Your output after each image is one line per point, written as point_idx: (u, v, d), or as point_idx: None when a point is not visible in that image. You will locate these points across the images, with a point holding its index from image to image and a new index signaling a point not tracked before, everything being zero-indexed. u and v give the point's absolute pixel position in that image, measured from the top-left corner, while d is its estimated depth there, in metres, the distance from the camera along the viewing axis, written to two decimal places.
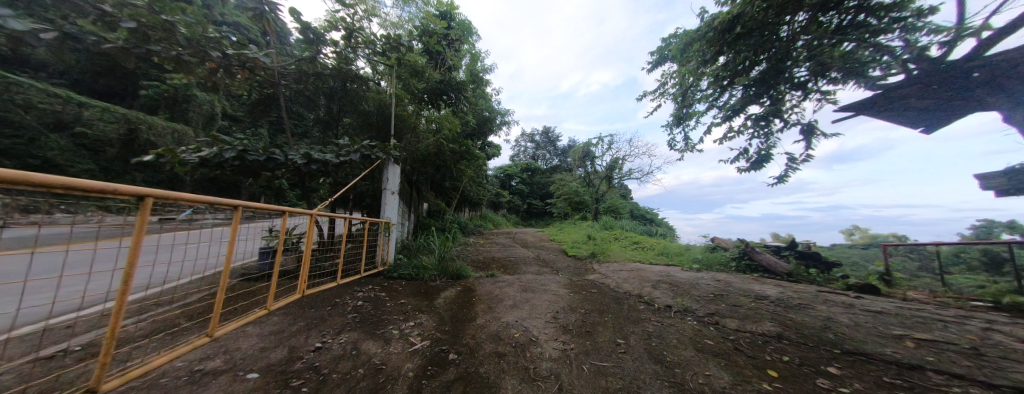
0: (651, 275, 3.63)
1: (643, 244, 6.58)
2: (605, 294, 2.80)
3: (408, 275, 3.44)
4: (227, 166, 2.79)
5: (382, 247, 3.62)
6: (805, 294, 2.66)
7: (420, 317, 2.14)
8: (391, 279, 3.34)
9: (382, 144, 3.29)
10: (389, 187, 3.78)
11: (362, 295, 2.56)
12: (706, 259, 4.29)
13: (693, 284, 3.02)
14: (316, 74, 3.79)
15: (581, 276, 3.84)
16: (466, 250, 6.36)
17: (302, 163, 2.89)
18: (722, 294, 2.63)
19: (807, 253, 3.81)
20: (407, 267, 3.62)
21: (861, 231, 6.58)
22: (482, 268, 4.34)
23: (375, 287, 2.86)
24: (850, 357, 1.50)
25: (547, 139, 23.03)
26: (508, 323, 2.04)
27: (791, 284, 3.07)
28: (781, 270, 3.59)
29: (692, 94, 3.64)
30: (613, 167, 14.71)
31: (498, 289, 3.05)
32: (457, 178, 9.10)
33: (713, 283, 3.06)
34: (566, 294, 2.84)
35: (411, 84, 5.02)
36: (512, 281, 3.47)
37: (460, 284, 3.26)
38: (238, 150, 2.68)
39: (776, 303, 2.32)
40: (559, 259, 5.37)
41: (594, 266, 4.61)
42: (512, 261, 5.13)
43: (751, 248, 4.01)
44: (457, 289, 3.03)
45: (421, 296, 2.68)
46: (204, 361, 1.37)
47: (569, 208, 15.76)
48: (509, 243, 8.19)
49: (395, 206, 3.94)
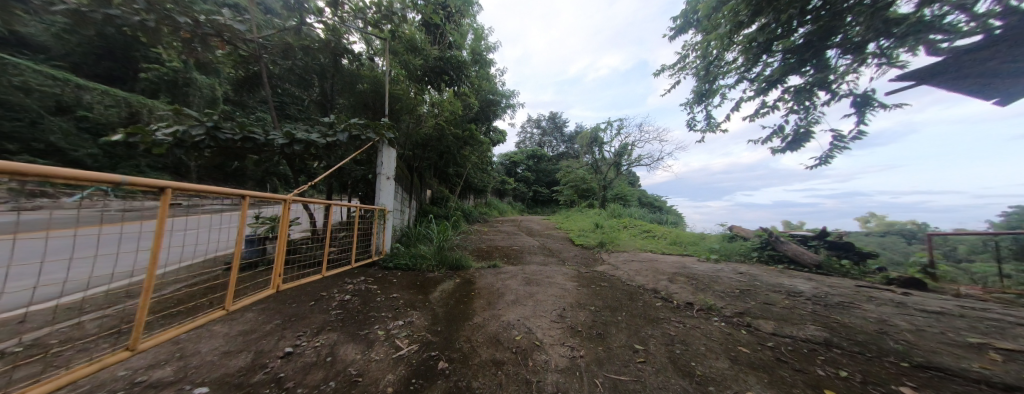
0: (666, 267, 3.35)
1: (653, 233, 6.29)
2: (616, 288, 2.57)
3: (404, 266, 3.23)
4: (202, 146, 2.55)
5: (376, 237, 3.39)
6: (842, 290, 2.37)
7: (410, 315, 1.93)
8: (386, 270, 3.14)
9: (374, 124, 3.00)
10: (383, 171, 3.50)
11: (351, 288, 2.36)
12: (724, 250, 4.01)
13: (715, 277, 2.74)
14: (303, 47, 3.47)
15: (589, 267, 3.61)
16: (469, 238, 6.19)
17: (285, 144, 2.63)
18: (748, 289, 2.36)
19: (838, 243, 3.48)
20: (404, 258, 3.41)
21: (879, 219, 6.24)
22: (484, 258, 4.13)
23: (367, 279, 2.66)
24: (923, 372, 1.20)
25: (553, 125, 22.41)
26: (508, 323, 1.82)
27: (824, 278, 2.78)
28: (809, 262, 3.29)
29: (718, 67, 3.24)
30: (621, 153, 14.22)
31: (499, 282, 2.82)
32: (460, 164, 8.85)
33: (736, 277, 2.78)
34: (573, 287, 2.62)
35: (409, 61, 4.67)
36: (515, 273, 3.24)
37: (459, 276, 3.05)
38: (211, 127, 2.42)
39: (813, 301, 2.04)
40: (566, 249, 5.13)
41: (603, 256, 4.35)
42: (516, 251, 4.91)
43: (775, 238, 3.70)
44: (455, 281, 2.82)
45: (415, 290, 2.47)
46: (151, 370, 1.18)
47: (576, 195, 15.45)
48: (514, 232, 7.98)
49: (390, 192, 3.69)
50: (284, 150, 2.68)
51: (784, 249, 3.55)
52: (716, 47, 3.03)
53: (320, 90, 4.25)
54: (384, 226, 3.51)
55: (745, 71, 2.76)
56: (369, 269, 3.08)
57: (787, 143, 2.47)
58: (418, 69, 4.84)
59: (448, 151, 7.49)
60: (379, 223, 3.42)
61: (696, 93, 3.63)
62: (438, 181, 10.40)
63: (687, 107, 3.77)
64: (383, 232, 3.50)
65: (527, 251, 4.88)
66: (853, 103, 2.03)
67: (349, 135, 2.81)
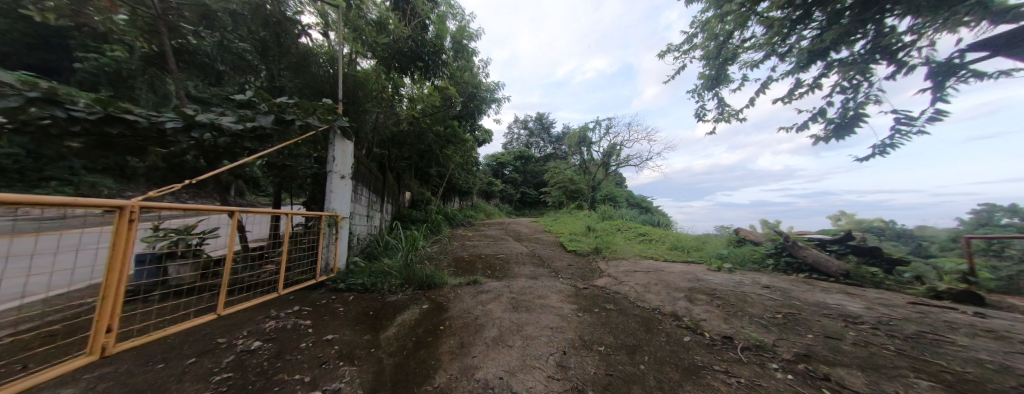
0: (677, 280, 2.85)
1: (650, 237, 5.85)
2: (627, 314, 2.04)
3: (361, 286, 2.58)
4: (41, 131, 1.66)
5: (329, 250, 2.73)
6: (901, 310, 1.93)
7: (341, 375, 1.30)
8: (337, 293, 2.48)
9: (315, 106, 2.30)
10: (336, 166, 2.82)
11: (271, 328, 1.71)
12: (735, 257, 3.58)
13: (743, 296, 2.25)
14: (230, 13, 2.77)
15: (587, 281, 3.07)
16: (451, 246, 5.56)
17: (180, 129, 1.89)
18: (791, 313, 1.88)
19: (862, 248, 3.09)
20: (362, 276, 2.75)
21: (848, 216, 6.24)
22: (464, 271, 3.52)
23: (302, 311, 2.00)
24: None
25: (541, 126, 22.02)
26: (485, 386, 1.22)
27: (866, 293, 2.35)
28: (836, 271, 2.89)
29: (734, 46, 2.83)
30: (610, 154, 13.98)
31: (479, 307, 2.23)
32: (442, 163, 8.18)
33: (767, 294, 2.30)
34: (572, 314, 2.07)
35: (375, 42, 4.01)
36: (500, 292, 2.66)
37: (430, 298, 2.44)
38: (41, 98, 1.51)
39: (886, 332, 1.57)
40: (558, 256, 4.58)
41: (601, 266, 3.83)
42: (501, 260, 4.31)
43: (792, 243, 3.30)
44: (423, 308, 2.20)
45: (365, 325, 1.84)
46: None
47: (565, 197, 15.03)
48: (501, 236, 7.39)
49: (347, 194, 3.02)
50: (184, 137, 1.96)
51: (804, 256, 3.16)
52: (732, 20, 2.61)
53: (265, 74, 3.54)
54: (339, 236, 2.83)
55: (774, 46, 2.31)
56: (313, 292, 2.41)
57: (832, 130, 2.02)
58: (386, 51, 4.18)
59: (427, 149, 6.88)
60: (332, 234, 2.75)
61: (706, 78, 3.21)
62: (418, 183, 9.65)
63: (695, 96, 3.35)
64: (338, 244, 2.83)
65: (514, 260, 4.31)
66: (925, 75, 1.62)
67: (276, 117, 2.10)
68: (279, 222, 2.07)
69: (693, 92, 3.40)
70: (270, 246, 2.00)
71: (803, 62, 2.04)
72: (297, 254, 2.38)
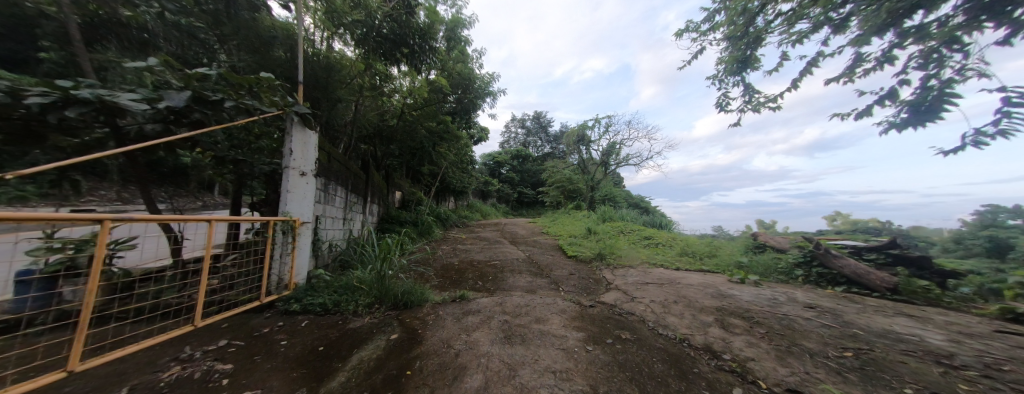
0: (699, 296, 2.42)
1: (656, 241, 5.45)
2: (650, 348, 1.60)
3: (322, 307, 2.11)
4: None
5: (284, 262, 2.24)
6: (998, 345, 1.51)
7: None
8: (289, 316, 2.01)
9: (253, 82, 1.78)
10: (294, 161, 2.34)
11: (173, 377, 1.25)
12: (757, 267, 3.17)
13: (788, 321, 1.82)
14: None
15: (593, 296, 2.63)
16: (441, 251, 5.11)
17: (52, 105, 1.39)
18: (863, 349, 1.46)
19: (907, 257, 2.71)
20: (325, 293, 2.29)
21: (862, 218, 5.94)
22: (452, 283, 3.08)
23: (229, 348, 1.53)
24: None
25: (538, 125, 21.63)
26: None
27: (933, 317, 1.94)
28: (881, 284, 2.49)
29: (766, 21, 2.40)
30: (610, 153, 13.64)
31: (463, 337, 1.78)
32: (434, 161, 7.73)
33: (816, 318, 1.87)
34: (580, 347, 1.62)
35: (351, 22, 3.52)
36: (491, 313, 2.21)
37: (404, 323, 1.98)
38: None
39: (1017, 387, 1.14)
40: (558, 263, 4.15)
41: (607, 276, 3.40)
42: (495, 268, 3.87)
43: (824, 252, 2.90)
44: (392, 339, 1.74)
45: (307, 371, 1.38)
46: None
47: (563, 197, 14.66)
48: (496, 239, 6.96)
49: (309, 194, 2.53)
50: (64, 118, 1.46)
51: (840, 266, 2.76)
52: None
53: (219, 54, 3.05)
54: (297, 245, 2.34)
55: (829, 13, 1.86)
56: (254, 317, 1.94)
57: (908, 116, 1.66)
58: (366, 34, 3.71)
59: (418, 146, 6.42)
60: (288, 242, 2.27)
61: (731, 61, 2.76)
62: (410, 182, 9.17)
63: (714, 82, 2.94)
64: (296, 255, 2.34)
65: (510, 267, 3.87)
66: None
67: (194, 93, 1.61)
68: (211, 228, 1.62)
69: (712, 79, 2.99)
70: (203, 257, 1.57)
71: (877, 27, 1.63)
72: (239, 269, 1.90)
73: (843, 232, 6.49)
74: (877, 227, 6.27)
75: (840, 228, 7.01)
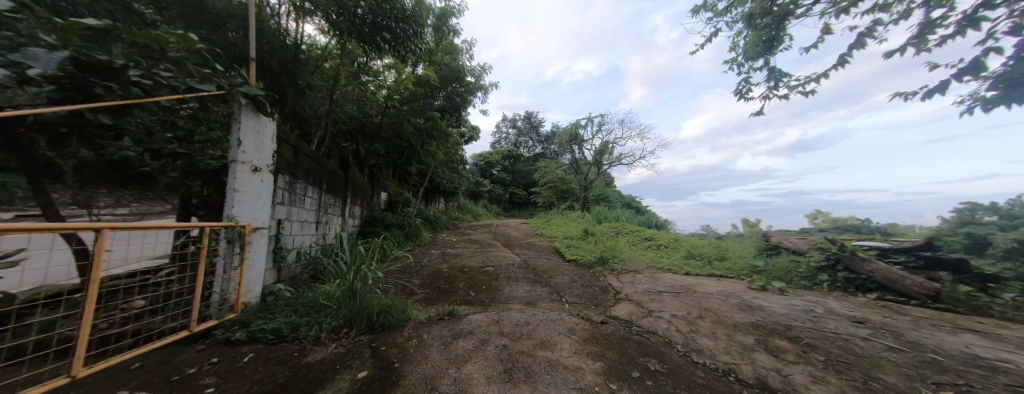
0: (725, 309, 2.12)
1: (657, 242, 5.19)
2: (693, 385, 1.26)
3: (274, 333, 1.67)
4: None
5: (231, 278, 1.78)
6: None
7: None
8: (230, 348, 1.56)
9: (174, 50, 1.32)
10: (243, 154, 1.90)
11: None
12: (777, 271, 2.92)
13: (849, 345, 1.51)
14: None
15: (603, 310, 2.30)
16: (429, 256, 4.70)
17: None
18: (963, 384, 1.15)
19: (940, 259, 2.49)
20: (282, 315, 1.85)
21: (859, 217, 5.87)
22: (440, 297, 2.69)
23: None
24: None
25: (530, 125, 21.36)
26: None
27: (1000, 331, 1.68)
28: (920, 291, 2.25)
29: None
30: (603, 152, 13.47)
31: (452, 372, 1.39)
32: (423, 159, 7.32)
33: (876, 338, 1.57)
34: (603, 386, 1.27)
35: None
36: (486, 334, 1.84)
37: (380, 354, 1.58)
38: None
39: None
40: (557, 268, 3.81)
41: (613, 284, 3.08)
42: (489, 275, 3.50)
43: (851, 255, 2.68)
44: (363, 380, 1.33)
45: None
46: None
47: (555, 197, 14.42)
48: (489, 241, 6.58)
49: (263, 193, 2.07)
50: None
51: (869, 270, 2.54)
52: None
53: None
54: (248, 258, 1.89)
55: None
56: (180, 354, 1.48)
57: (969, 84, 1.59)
58: (341, 13, 3.28)
59: (406, 144, 6.00)
60: (237, 253, 1.83)
61: (753, 45, 2.44)
62: (397, 182, 8.68)
63: (732, 67, 2.74)
64: (245, 269, 1.87)
65: (505, 274, 3.51)
66: None
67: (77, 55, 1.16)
68: (109, 238, 1.14)
69: (730, 63, 2.79)
70: (90, 283, 1.08)
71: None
72: (163, 290, 1.44)
73: (818, 228, 6.75)
74: (848, 223, 6.54)
75: (824, 226, 7.00)
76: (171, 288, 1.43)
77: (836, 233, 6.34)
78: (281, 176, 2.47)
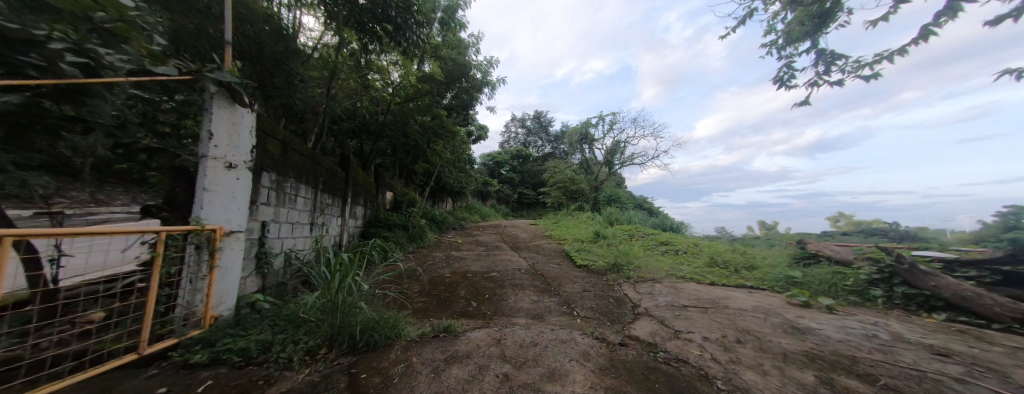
0: (766, 331, 1.80)
1: (675, 247, 4.83)
2: None
3: (243, 355, 1.48)
4: None
5: (199, 289, 1.61)
6: None
7: None
8: (187, 373, 1.35)
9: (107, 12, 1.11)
10: (215, 148, 1.71)
11: None
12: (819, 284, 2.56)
13: (943, 389, 1.17)
14: None
15: (621, 329, 2.01)
16: (432, 259, 4.48)
17: None
18: None
19: None
20: (255, 332, 1.66)
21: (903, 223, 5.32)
22: (438, 308, 2.44)
23: None
24: None
25: (539, 125, 21.06)
26: None
27: None
28: (1005, 313, 1.87)
29: None
30: (614, 151, 13.03)
31: None
32: (429, 159, 7.15)
33: (974, 380, 1.24)
34: None
35: None
36: (484, 359, 1.57)
37: (356, 384, 1.33)
38: None
39: None
40: (567, 276, 3.52)
41: (630, 294, 2.78)
42: (493, 282, 3.25)
43: (910, 268, 2.31)
44: None
45: None
46: None
47: (565, 197, 14.07)
48: (495, 243, 6.33)
49: (238, 194, 1.88)
50: None
51: (936, 286, 2.16)
52: None
53: None
54: (219, 266, 1.72)
55: None
56: (127, 378, 1.28)
57: None
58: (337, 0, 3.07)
59: (410, 143, 5.83)
60: (205, 261, 1.65)
61: (799, 25, 2.09)
62: (403, 182, 8.54)
63: (772, 51, 2.41)
64: (214, 279, 1.68)
65: (511, 281, 3.25)
66: None
67: None
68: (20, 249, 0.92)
69: (767, 46, 2.46)
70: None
71: None
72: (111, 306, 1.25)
73: (842, 231, 6.23)
74: (876, 227, 6.01)
75: (847, 229, 6.51)
76: (121, 303, 1.25)
77: (864, 237, 5.83)
78: (265, 174, 2.29)
